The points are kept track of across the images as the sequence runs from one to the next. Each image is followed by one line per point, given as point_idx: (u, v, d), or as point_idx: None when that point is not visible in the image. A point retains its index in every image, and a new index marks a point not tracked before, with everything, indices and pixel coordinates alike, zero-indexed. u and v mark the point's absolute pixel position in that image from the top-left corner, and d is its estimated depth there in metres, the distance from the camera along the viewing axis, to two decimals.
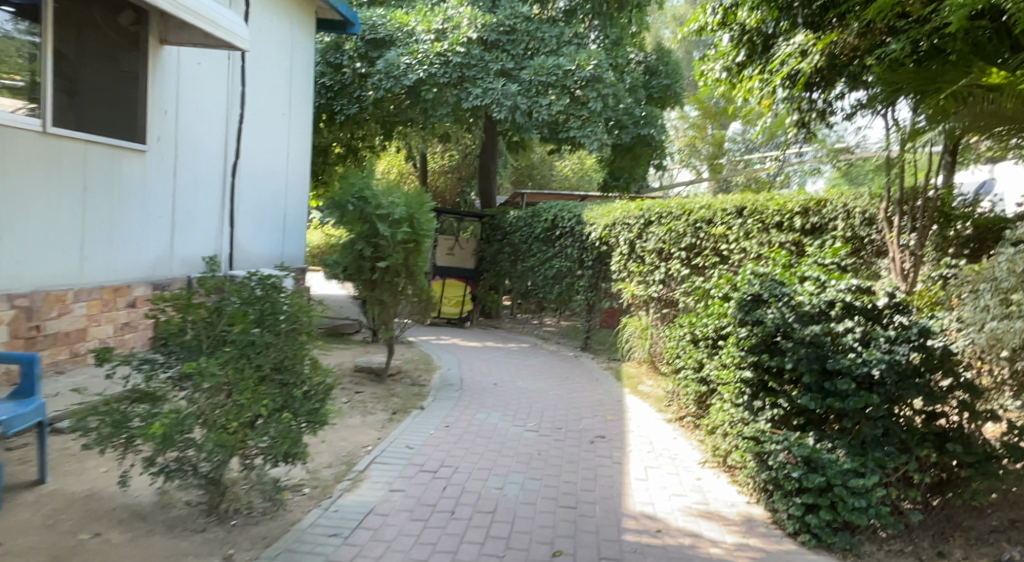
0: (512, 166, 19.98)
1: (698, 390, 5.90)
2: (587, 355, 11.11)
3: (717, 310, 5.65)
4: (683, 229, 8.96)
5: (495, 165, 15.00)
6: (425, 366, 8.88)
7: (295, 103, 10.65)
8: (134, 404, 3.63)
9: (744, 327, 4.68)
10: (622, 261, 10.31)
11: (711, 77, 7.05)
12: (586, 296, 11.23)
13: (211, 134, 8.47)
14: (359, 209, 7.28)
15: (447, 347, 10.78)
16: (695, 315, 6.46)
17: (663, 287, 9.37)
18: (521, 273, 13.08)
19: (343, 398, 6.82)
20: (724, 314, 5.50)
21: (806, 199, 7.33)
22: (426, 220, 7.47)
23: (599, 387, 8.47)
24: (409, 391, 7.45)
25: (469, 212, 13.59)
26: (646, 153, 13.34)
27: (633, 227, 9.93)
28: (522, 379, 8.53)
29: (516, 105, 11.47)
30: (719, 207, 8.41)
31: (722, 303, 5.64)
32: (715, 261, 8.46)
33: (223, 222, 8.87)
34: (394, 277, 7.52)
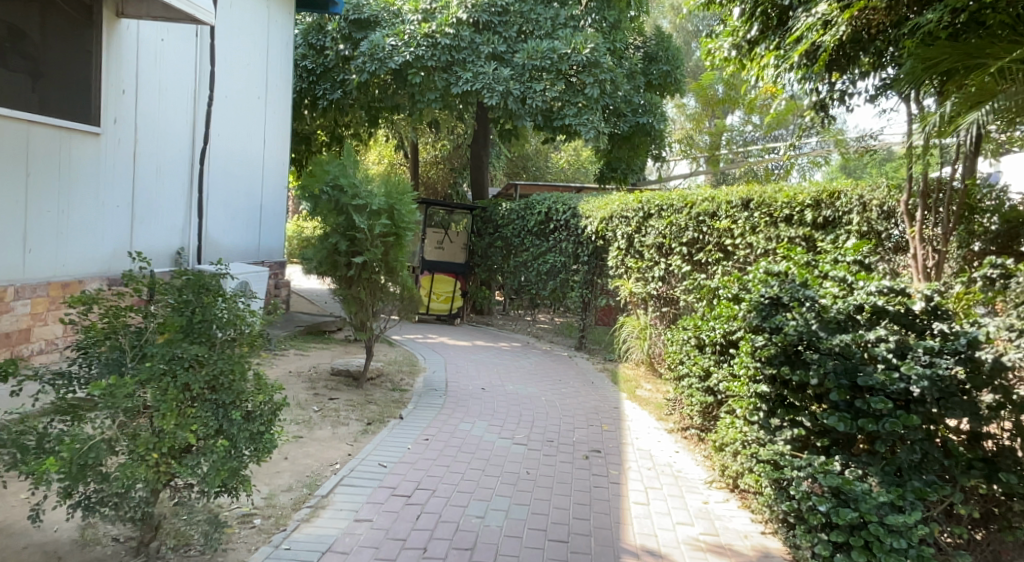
0: (506, 157, 19.38)
1: (704, 401, 5.32)
2: (581, 354, 10.55)
3: (726, 312, 5.07)
4: (684, 222, 8.38)
5: (487, 155, 14.38)
6: (408, 368, 8.31)
7: (273, 86, 10.03)
8: (50, 424, 3.03)
9: (761, 335, 4.12)
10: (619, 256, 9.74)
11: (719, 56, 6.44)
12: (581, 293, 10.65)
13: (176, 117, 7.86)
14: (334, 199, 6.69)
15: (434, 346, 10.21)
16: (699, 317, 5.91)
17: (662, 284, 8.87)
18: (514, 268, 12.49)
19: (314, 406, 6.24)
20: (734, 317, 4.93)
21: (818, 191, 6.75)
22: (408, 211, 6.86)
23: (595, 392, 7.89)
24: (389, 397, 6.87)
25: (459, 203, 12.97)
26: (645, 142, 12.72)
27: (632, 220, 9.35)
28: (511, 383, 7.95)
29: (508, 91, 10.88)
30: (724, 199, 7.83)
31: (731, 305, 5.07)
32: (719, 257, 7.92)
33: (191, 212, 8.28)
34: (372, 273, 6.91)
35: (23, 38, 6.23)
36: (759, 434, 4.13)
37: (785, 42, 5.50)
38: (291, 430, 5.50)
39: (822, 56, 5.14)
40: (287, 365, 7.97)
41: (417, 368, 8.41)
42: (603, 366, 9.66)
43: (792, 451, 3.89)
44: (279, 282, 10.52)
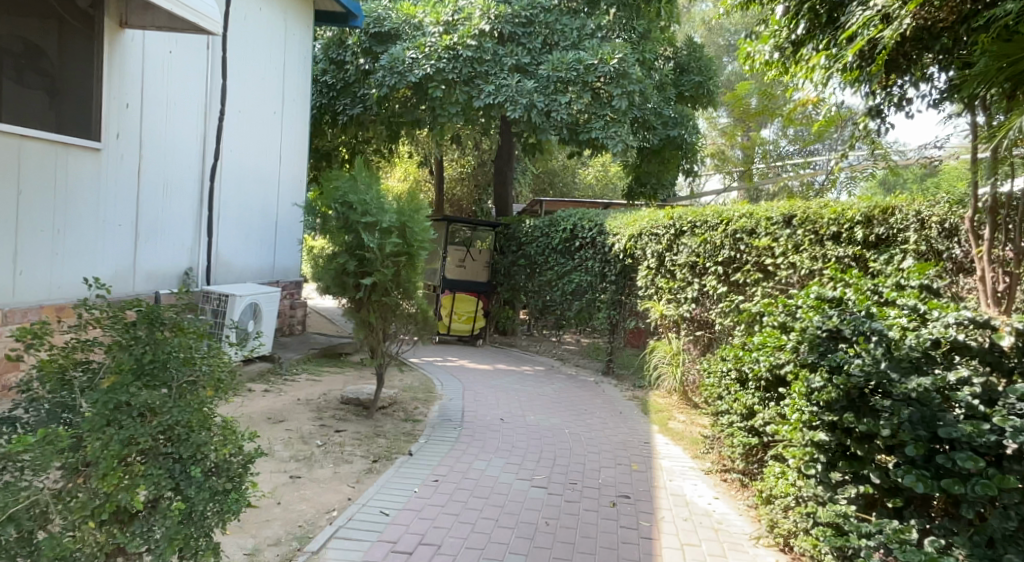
0: (531, 172, 18.94)
1: (748, 442, 4.72)
2: (609, 380, 9.95)
3: (774, 342, 4.49)
4: (720, 240, 7.80)
5: (511, 172, 13.95)
6: (425, 396, 7.82)
7: (290, 101, 9.68)
8: None
9: (818, 374, 3.55)
10: (648, 276, 9.17)
11: (760, 59, 5.94)
12: (609, 314, 10.09)
13: (186, 133, 7.52)
14: (343, 217, 6.28)
15: (454, 370, 9.71)
16: (739, 346, 5.31)
17: (696, 305, 8.28)
18: (538, 288, 11.97)
19: (319, 440, 5.78)
20: (782, 349, 4.36)
21: (870, 207, 6.15)
22: (421, 230, 6.42)
23: (624, 424, 7.31)
24: (400, 429, 6.39)
25: (482, 220, 12.52)
26: (676, 156, 12.15)
27: (662, 237, 8.79)
28: (532, 412, 7.41)
29: (532, 104, 10.43)
30: (763, 215, 7.25)
31: (777, 334, 4.50)
32: (758, 278, 7.33)
33: (200, 230, 7.91)
34: (382, 295, 6.46)
35: (38, 54, 6.26)
36: (816, 489, 3.55)
37: (837, 40, 4.93)
38: (289, 469, 5.03)
39: (883, 55, 4.55)
40: (297, 392, 7.55)
41: (433, 395, 7.91)
42: (631, 393, 9.06)
43: (857, 513, 3.32)
44: (296, 302, 10.14)
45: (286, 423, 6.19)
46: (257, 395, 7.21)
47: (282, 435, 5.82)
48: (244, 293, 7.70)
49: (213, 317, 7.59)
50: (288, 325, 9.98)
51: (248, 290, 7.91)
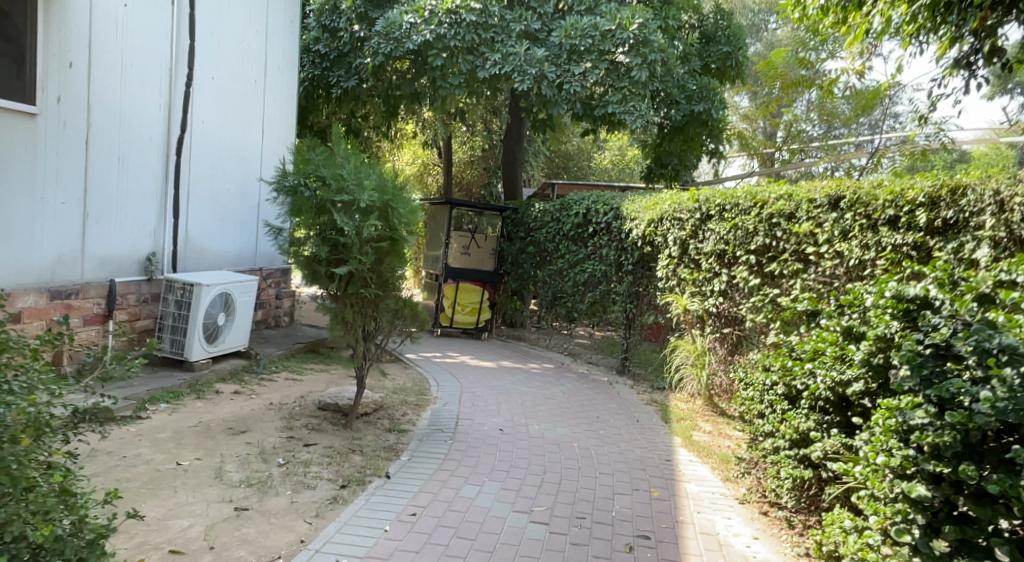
0: (544, 154, 17.96)
1: (802, 476, 3.78)
2: (624, 380, 8.99)
3: (820, 352, 3.89)
4: (753, 225, 6.80)
5: (521, 152, 12.97)
6: (416, 400, 6.94)
7: (273, 70, 8.75)
8: None
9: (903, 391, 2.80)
10: (669, 266, 8.18)
11: (813, 6, 5.11)
12: (624, 307, 9.13)
13: (147, 101, 6.64)
14: (315, 195, 5.39)
15: (453, 367, 8.84)
16: (788, 353, 4.34)
17: (724, 299, 7.33)
18: (547, 278, 11.02)
19: (283, 457, 4.89)
20: (853, 364, 3.58)
21: (937, 185, 5.12)
22: (407, 212, 5.53)
23: (642, 435, 6.36)
24: (380, 442, 5.48)
25: (488, 204, 11.55)
26: (700, 134, 11.14)
27: (687, 223, 7.79)
28: (537, 421, 6.49)
29: (543, 74, 9.50)
30: (805, 196, 6.25)
31: (845, 345, 3.67)
32: (798, 269, 6.34)
33: (166, 211, 7.03)
34: (358, 287, 5.49)
35: None
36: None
37: None
38: (236, 498, 4.15)
39: None
40: (271, 394, 6.67)
41: (425, 400, 7.01)
42: (649, 396, 8.10)
43: None
44: (282, 291, 9.27)
45: (248, 435, 5.30)
46: (224, 399, 6.34)
47: (239, 451, 4.94)
48: (212, 282, 6.81)
49: (176, 309, 6.71)
50: (273, 317, 9.12)
51: (216, 279, 7.02)
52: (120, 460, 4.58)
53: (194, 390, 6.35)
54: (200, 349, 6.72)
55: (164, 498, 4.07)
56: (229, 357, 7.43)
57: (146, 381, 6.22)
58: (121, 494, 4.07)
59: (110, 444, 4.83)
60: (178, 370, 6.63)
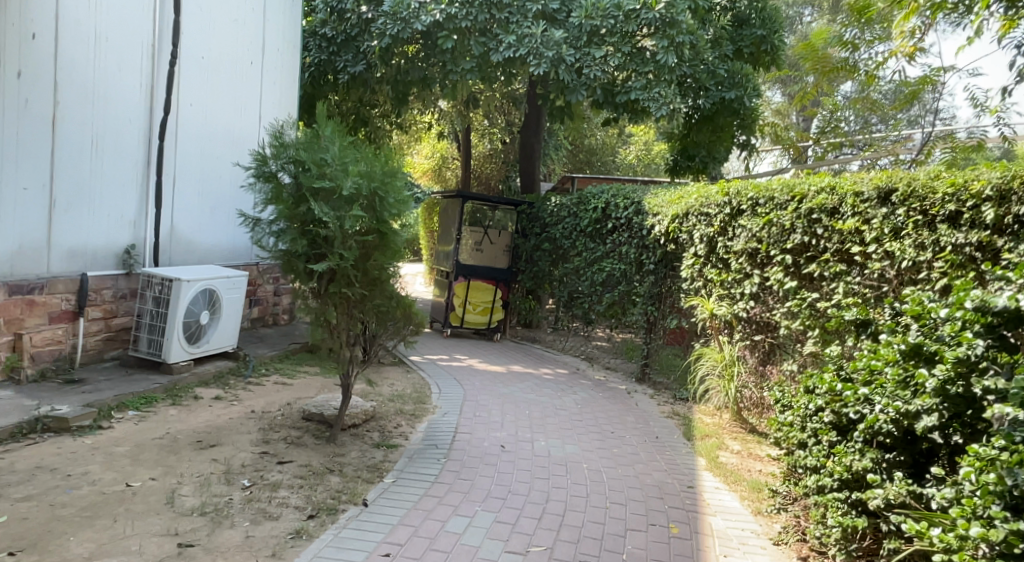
0: (566, 147, 17.28)
1: (855, 525, 3.08)
2: (644, 388, 8.31)
3: (878, 375, 3.24)
4: (790, 222, 6.07)
5: (539, 143, 12.30)
6: (413, 410, 6.34)
7: (272, 52, 8.20)
8: None
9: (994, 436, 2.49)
10: (695, 266, 7.48)
11: None
12: (645, 309, 8.45)
13: (123, 79, 6.13)
14: (295, 182, 4.80)
15: (459, 371, 8.23)
16: (839, 374, 3.66)
17: (755, 303, 6.62)
18: (564, 276, 10.36)
19: (249, 479, 4.31)
20: (929, 394, 2.90)
21: (1008, 175, 4.38)
22: (398, 202, 4.93)
23: (661, 456, 5.67)
24: (365, 461, 4.88)
25: (503, 198, 10.92)
26: (730, 124, 10.39)
27: (715, 218, 7.07)
28: (544, 436, 5.84)
29: (560, 58, 8.85)
30: (850, 188, 5.52)
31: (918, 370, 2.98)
32: (840, 271, 5.63)
33: (147, 200, 6.51)
34: (342, 286, 4.89)
35: None
36: None
37: None
38: (182, 532, 3.57)
39: None
40: (255, 401, 6.11)
41: (423, 409, 6.38)
42: (671, 408, 7.40)
43: None
44: (280, 287, 8.74)
45: (216, 450, 4.73)
46: (202, 405, 5.79)
47: (202, 470, 4.37)
48: (194, 277, 6.27)
49: (154, 307, 6.15)
50: (270, 314, 8.58)
51: (200, 273, 6.49)
52: (62, 479, 4.03)
53: (170, 396, 5.81)
54: (178, 349, 6.16)
55: (98, 530, 3.51)
56: (216, 359, 6.90)
57: (117, 385, 5.68)
58: (50, 523, 3.51)
59: (57, 460, 4.29)
60: (156, 373, 6.10)
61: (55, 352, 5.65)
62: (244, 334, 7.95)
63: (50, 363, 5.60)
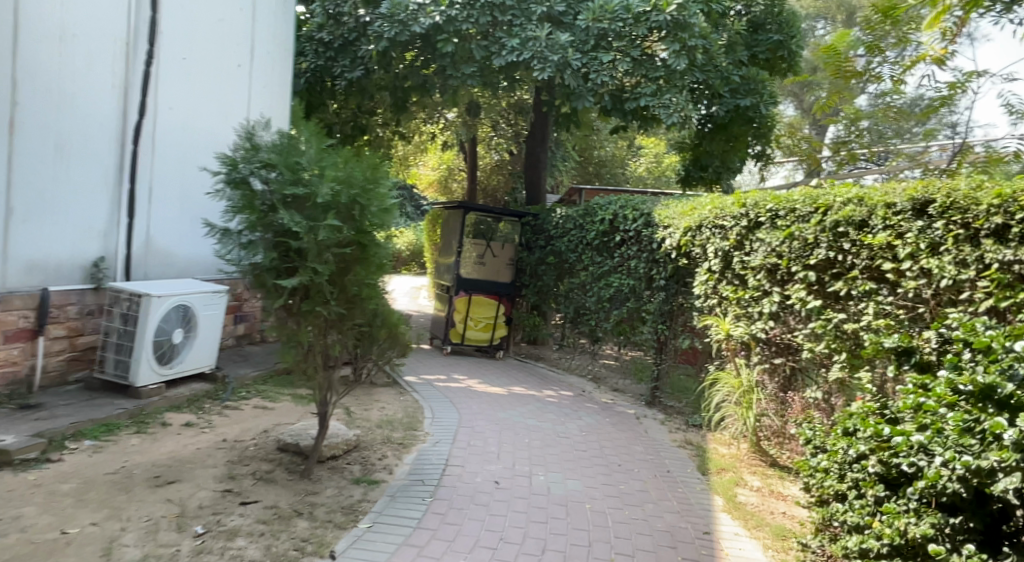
0: (574, 158, 16.82)
1: None
2: (654, 413, 7.75)
3: (934, 417, 2.83)
4: (813, 235, 5.53)
5: (545, 153, 11.82)
6: (401, 438, 5.80)
7: (262, 55, 7.78)
8: None
9: None
10: (709, 282, 6.93)
11: None
12: (655, 328, 7.92)
13: (91, 79, 5.72)
14: (264, 191, 4.33)
15: (456, 393, 7.70)
16: (892, 417, 3.21)
17: (775, 324, 6.07)
18: (569, 292, 9.83)
19: (204, 525, 3.80)
20: (1008, 452, 2.46)
21: None
22: (380, 211, 4.46)
23: (673, 493, 5.12)
24: (341, 501, 4.37)
25: (506, 209, 10.42)
26: (746, 133, 9.87)
27: (730, 232, 6.52)
28: (544, 470, 5.30)
29: (566, 62, 8.38)
30: (881, 199, 4.99)
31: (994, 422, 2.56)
32: (870, 289, 5.09)
33: (119, 209, 6.07)
34: (316, 303, 4.38)
35: None
36: None
37: None
38: None
39: None
40: (229, 428, 5.61)
41: (412, 438, 5.85)
42: (683, 436, 6.83)
43: None
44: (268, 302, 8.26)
45: (174, 488, 4.23)
46: (169, 433, 5.29)
47: (152, 513, 3.87)
48: (166, 292, 5.80)
49: (122, 325, 5.67)
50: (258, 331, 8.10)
51: (174, 288, 6.02)
52: None
53: (135, 423, 5.34)
54: (146, 371, 5.67)
55: None
56: (192, 380, 6.41)
57: (78, 410, 5.20)
58: None
59: None
60: (123, 397, 5.63)
61: (9, 375, 5.18)
62: (227, 352, 7.46)
63: (4, 387, 5.14)
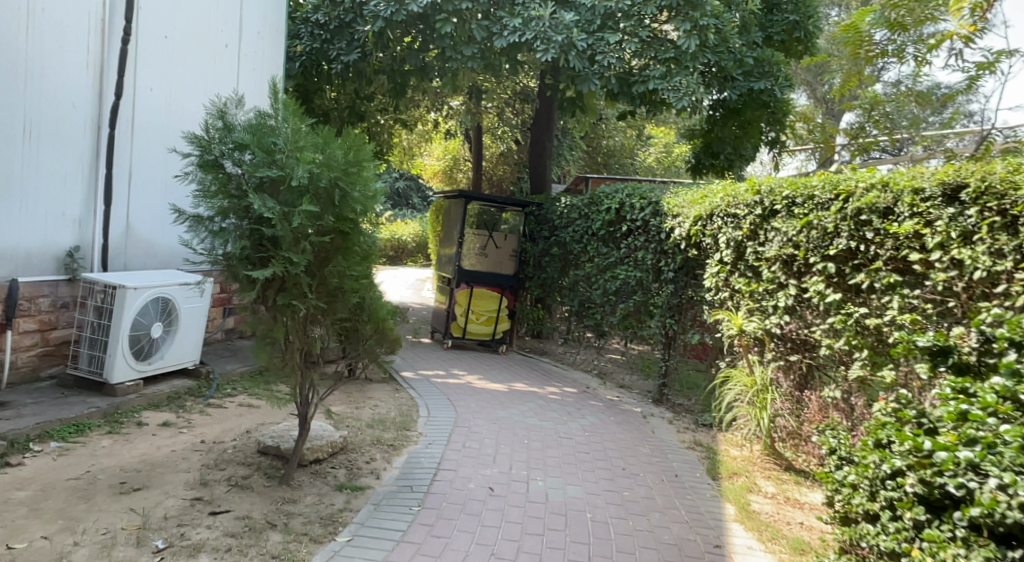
0: (581, 147, 16.41)
1: None
2: (661, 411, 7.38)
3: (981, 430, 2.65)
4: (833, 224, 5.11)
5: (550, 141, 11.40)
6: (391, 440, 5.44)
7: (251, 35, 7.42)
8: None
9: None
10: (719, 274, 6.51)
11: None
12: (663, 322, 7.56)
13: (63, 56, 5.38)
14: (235, 173, 3.98)
15: (454, 390, 7.35)
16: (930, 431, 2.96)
17: (791, 318, 5.65)
18: (574, 284, 9.44)
19: (166, 539, 3.47)
20: None
21: None
22: (363, 196, 4.10)
23: (681, 501, 4.75)
24: (320, 511, 4.04)
25: (509, 198, 10.02)
26: (760, 118, 9.44)
27: (743, 220, 6.10)
28: (542, 475, 4.95)
29: (571, 43, 7.97)
30: (908, 184, 4.59)
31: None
32: (894, 282, 4.70)
33: (96, 195, 5.74)
34: (293, 297, 4.03)
35: None
36: None
37: None
38: None
39: None
40: (209, 428, 5.29)
41: (404, 439, 5.51)
42: (692, 437, 6.46)
43: None
44: None
45: (139, 496, 3.90)
46: (143, 434, 4.97)
47: (111, 525, 3.55)
48: (143, 284, 5.48)
49: (96, 318, 5.37)
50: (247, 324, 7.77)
51: (153, 279, 5.70)
52: None
53: (108, 422, 5.03)
54: (122, 367, 5.35)
55: None
56: (174, 377, 6.09)
57: (46, 409, 4.90)
58: None
59: None
60: (97, 395, 5.32)
61: None
62: (214, 347, 7.13)
63: None
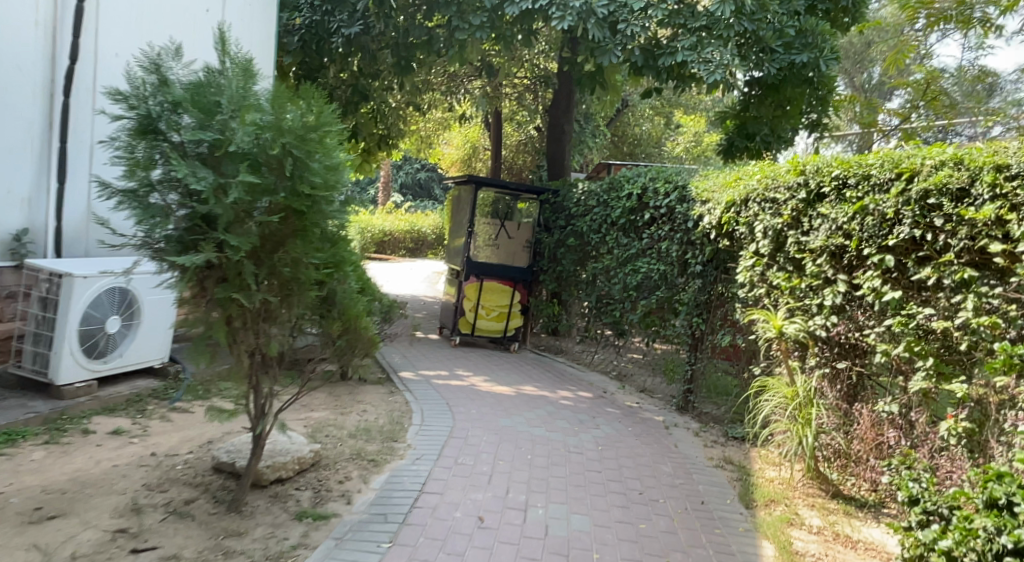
0: (606, 134, 15.60)
1: None
2: (687, 421, 6.59)
3: None
4: (892, 207, 4.25)
5: (570, 125, 10.66)
6: (373, 453, 4.73)
7: None
8: None
9: None
10: (754, 268, 5.66)
11: None
12: (690, 321, 6.76)
13: (8, 11, 4.74)
14: (164, 138, 3.27)
15: (455, 393, 6.63)
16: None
17: (839, 319, 4.79)
18: (591, 277, 8.66)
19: None
20: None
21: None
22: (323, 167, 3.41)
23: (708, 537, 3.98)
24: (269, 547, 3.34)
25: (523, 184, 9.23)
26: (801, 95, 8.53)
27: (783, 206, 5.24)
28: (544, 500, 4.21)
29: (590, 10, 7.36)
30: (989, 159, 3.75)
31: None
32: (968, 278, 3.86)
33: (48, 172, 5.11)
34: (234, 289, 3.31)
35: None
36: None
37: None
38: None
39: None
40: (166, 436, 4.63)
41: (387, 452, 4.80)
42: (721, 453, 5.67)
43: None
44: None
45: (51, 527, 3.25)
46: (86, 445, 4.30)
47: None
48: (94, 272, 4.81)
49: (41, 311, 4.71)
50: None
51: (109, 267, 5.04)
52: None
53: (49, 429, 4.40)
54: (69, 366, 4.70)
55: None
56: (138, 377, 5.45)
57: None
58: None
59: None
60: (41, 398, 4.69)
61: None
62: None
63: None
